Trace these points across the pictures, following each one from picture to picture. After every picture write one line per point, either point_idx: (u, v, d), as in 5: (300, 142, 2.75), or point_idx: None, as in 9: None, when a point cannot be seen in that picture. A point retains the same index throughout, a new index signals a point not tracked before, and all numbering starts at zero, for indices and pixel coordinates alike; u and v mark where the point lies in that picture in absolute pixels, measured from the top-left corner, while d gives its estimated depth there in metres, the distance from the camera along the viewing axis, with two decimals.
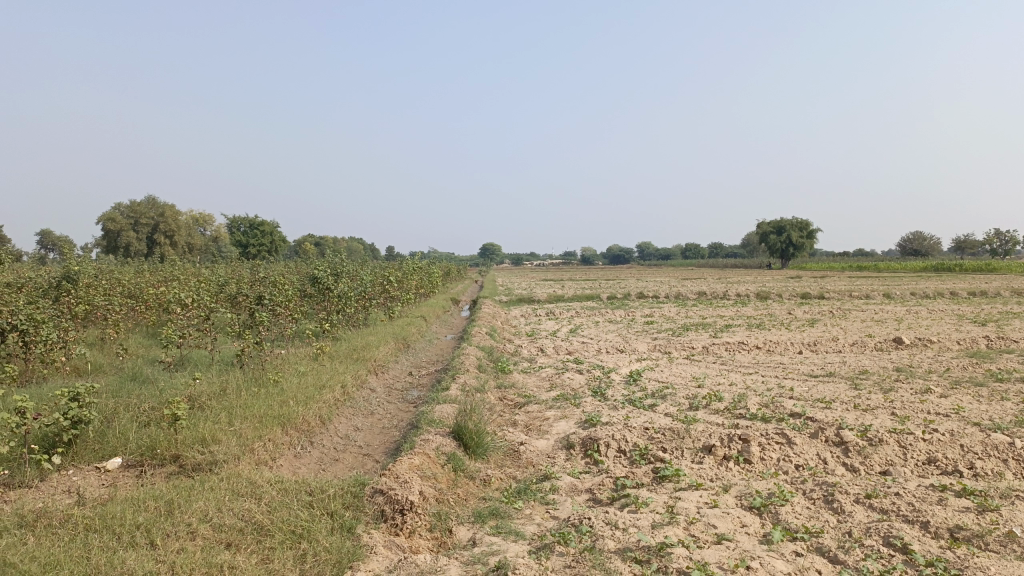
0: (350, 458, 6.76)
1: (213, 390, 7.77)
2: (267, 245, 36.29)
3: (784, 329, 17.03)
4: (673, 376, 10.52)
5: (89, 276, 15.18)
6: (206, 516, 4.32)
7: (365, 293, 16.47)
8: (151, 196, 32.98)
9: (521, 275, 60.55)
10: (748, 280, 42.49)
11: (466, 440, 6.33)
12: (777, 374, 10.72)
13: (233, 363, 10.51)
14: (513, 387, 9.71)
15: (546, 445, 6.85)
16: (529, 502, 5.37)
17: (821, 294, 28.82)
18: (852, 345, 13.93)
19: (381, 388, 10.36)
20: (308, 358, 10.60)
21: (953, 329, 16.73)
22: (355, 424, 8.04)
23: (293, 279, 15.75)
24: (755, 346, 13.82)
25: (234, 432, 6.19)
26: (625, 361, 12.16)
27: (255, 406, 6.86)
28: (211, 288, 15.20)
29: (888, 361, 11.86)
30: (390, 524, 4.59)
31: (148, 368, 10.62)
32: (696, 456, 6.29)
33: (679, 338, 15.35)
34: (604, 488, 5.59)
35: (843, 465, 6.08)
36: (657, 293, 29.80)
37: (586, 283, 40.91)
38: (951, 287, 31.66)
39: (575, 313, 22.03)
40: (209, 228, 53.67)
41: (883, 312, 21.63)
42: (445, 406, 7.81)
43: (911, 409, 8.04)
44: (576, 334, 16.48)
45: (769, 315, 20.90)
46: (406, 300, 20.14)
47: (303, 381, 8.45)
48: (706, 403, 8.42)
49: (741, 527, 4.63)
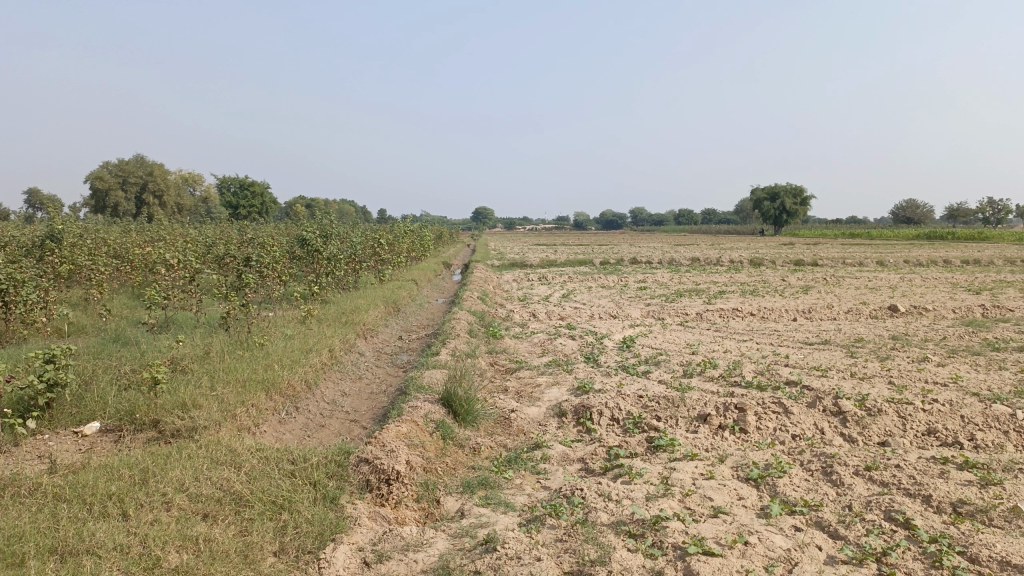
0: (336, 424, 6.60)
1: (196, 353, 7.56)
2: (258, 206, 35.89)
3: (778, 296, 16.90)
4: (667, 342, 10.37)
5: (74, 236, 14.89)
6: (182, 486, 4.14)
7: (355, 256, 16.22)
8: (140, 154, 32.42)
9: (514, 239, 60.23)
10: (742, 246, 42.32)
11: (456, 407, 6.15)
12: (771, 341, 10.60)
13: (219, 324, 10.29)
14: (504, 352, 9.54)
15: (538, 412, 6.69)
16: (520, 471, 5.22)
17: (815, 260, 28.65)
18: (846, 313, 13.81)
19: (370, 352, 10.18)
20: (296, 321, 10.39)
21: (948, 297, 16.65)
22: (342, 389, 7.85)
23: (282, 241, 15.47)
24: (749, 312, 13.69)
25: (215, 397, 5.99)
26: (618, 327, 12.00)
27: (238, 370, 6.65)
28: (198, 250, 14.93)
29: (883, 329, 11.75)
30: (375, 495, 4.43)
31: (132, 329, 10.40)
32: (691, 425, 6.13)
33: (672, 304, 15.21)
34: (597, 458, 5.44)
35: (841, 436, 5.94)
36: (650, 258, 29.63)
37: (579, 248, 40.73)
38: (944, 255, 31.58)
39: (567, 278, 21.82)
40: (198, 188, 53.10)
41: (877, 280, 21.50)
42: (435, 371, 7.62)
43: (908, 378, 7.91)
44: (569, 299, 16.32)
45: (763, 281, 20.75)
46: (396, 263, 19.87)
47: (290, 345, 8.25)
48: (701, 370, 8.27)
49: (738, 500, 4.49)
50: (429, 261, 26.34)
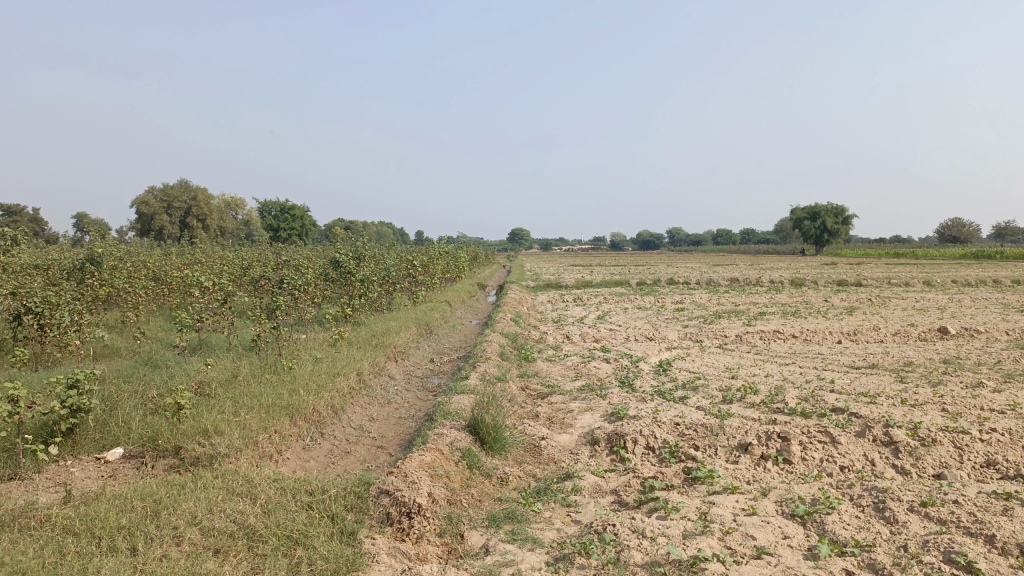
0: (362, 451, 6.42)
1: (224, 377, 7.46)
2: (297, 229, 36.29)
3: (821, 318, 16.39)
4: (705, 366, 10.03)
5: (114, 259, 15.07)
6: (195, 519, 3.99)
7: (389, 278, 16.15)
8: (183, 179, 33.02)
9: (551, 261, 60.07)
10: (783, 267, 41.58)
11: (483, 434, 5.93)
12: (815, 365, 10.18)
13: (250, 347, 10.23)
14: (537, 376, 9.29)
15: (569, 440, 6.43)
16: (549, 504, 4.97)
17: (858, 281, 27.91)
18: (893, 335, 13.30)
19: (401, 375, 10.03)
20: (326, 344, 10.28)
21: (1000, 319, 15.99)
22: (370, 414, 7.68)
23: (317, 263, 15.47)
24: (791, 335, 13.26)
25: (238, 422, 5.85)
26: (654, 349, 11.69)
27: (262, 395, 6.52)
28: (234, 273, 14.99)
29: (933, 352, 11.24)
30: (395, 529, 4.21)
31: (164, 352, 10.39)
32: (731, 455, 5.82)
33: (710, 325, 14.82)
34: (631, 490, 5.15)
35: (892, 468, 5.57)
36: (687, 279, 29.21)
37: (615, 269, 40.37)
38: (994, 275, 30.56)
39: (603, 299, 21.51)
40: (239, 211, 53.91)
41: (924, 300, 20.81)
42: (464, 396, 7.41)
43: (963, 405, 7.47)
44: (605, 321, 16.03)
45: (805, 302, 20.21)
46: (430, 285, 19.76)
47: (318, 368, 8.11)
48: (741, 396, 7.94)
49: (783, 539, 4.17)
50: (464, 283, 26.25)
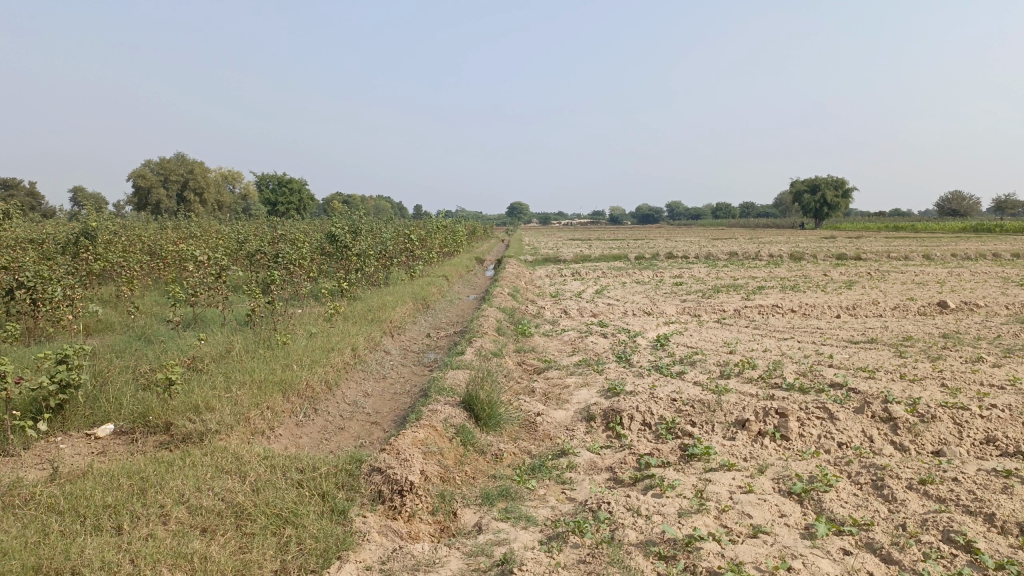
0: (355, 427, 6.36)
1: (216, 353, 7.37)
2: (295, 203, 36.06)
3: (820, 292, 16.30)
4: (703, 341, 9.96)
5: (108, 233, 14.92)
6: (182, 498, 3.92)
7: (386, 252, 16.02)
8: (180, 153, 32.71)
9: (549, 234, 59.82)
10: (782, 240, 41.45)
11: (477, 411, 5.86)
12: (814, 339, 10.11)
13: (245, 322, 10.13)
14: (533, 352, 9.21)
15: (565, 416, 6.36)
16: (544, 481, 4.91)
17: (858, 255, 27.78)
18: (893, 310, 13.22)
19: (397, 350, 9.96)
20: (322, 319, 10.18)
21: (1000, 293, 15.91)
22: (364, 389, 7.61)
23: (313, 237, 15.33)
24: (790, 309, 13.18)
25: (229, 398, 5.77)
26: (652, 324, 11.60)
27: (255, 371, 6.43)
28: (230, 248, 14.86)
29: (933, 327, 11.17)
30: (387, 507, 4.15)
31: (158, 326, 10.29)
32: (728, 431, 5.76)
33: (709, 300, 14.73)
34: (627, 467, 5.09)
35: (891, 444, 5.52)
36: (685, 253, 29.10)
37: (614, 242, 40.19)
38: (993, 248, 30.43)
39: (601, 273, 21.39)
40: (237, 185, 53.52)
41: (923, 274, 20.70)
42: (459, 372, 7.34)
43: (963, 380, 7.41)
44: (603, 295, 15.94)
45: (804, 277, 20.10)
46: (428, 259, 19.63)
47: (311, 343, 8.03)
48: (739, 371, 7.87)
49: (781, 517, 4.12)
50: (462, 257, 26.12)
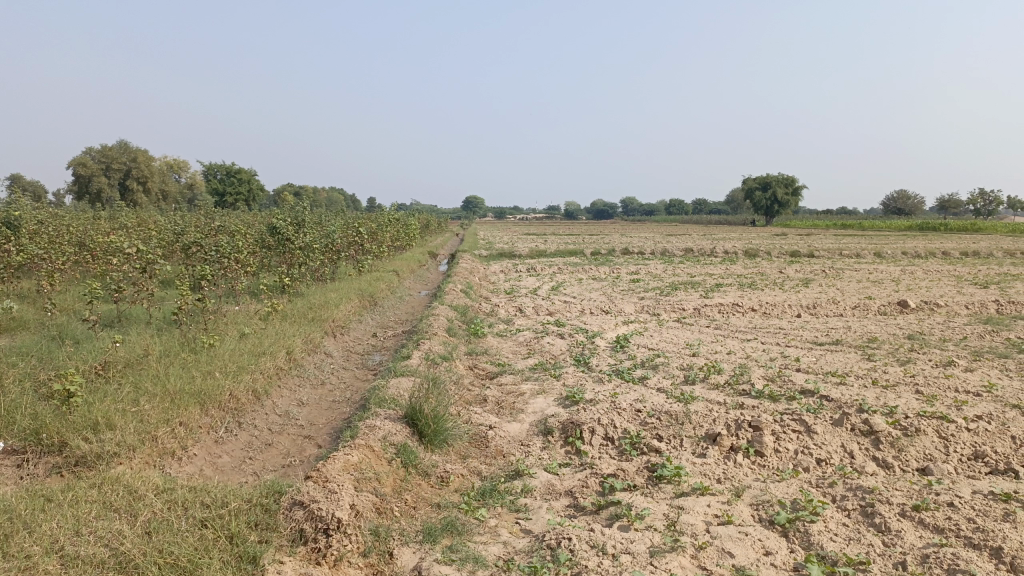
0: (285, 443, 5.71)
1: (132, 358, 6.59)
2: (244, 193, 34.76)
3: (779, 290, 16.00)
4: (664, 342, 9.47)
5: (32, 223, 13.84)
6: (55, 544, 3.22)
7: (333, 245, 15.21)
8: (121, 140, 31.15)
9: (504, 228, 59.10)
10: (735, 237, 41.54)
11: (421, 426, 5.22)
12: (778, 341, 9.71)
13: (172, 320, 9.30)
14: (486, 354, 8.59)
15: (519, 429, 5.77)
16: (496, 509, 4.32)
17: (811, 252, 27.73)
18: (854, 309, 12.95)
19: (339, 351, 9.25)
20: (258, 318, 9.41)
21: (955, 291, 15.82)
22: (299, 398, 6.91)
23: (254, 230, 14.43)
24: (751, 308, 12.80)
25: (134, 414, 5.03)
26: (611, 323, 11.09)
27: (169, 379, 5.69)
28: (165, 240, 13.88)
29: (896, 327, 10.88)
30: (309, 549, 3.51)
31: (76, 325, 9.39)
32: (698, 447, 5.24)
33: (668, 298, 14.29)
34: (589, 491, 4.52)
35: (873, 461, 5.06)
36: (641, 248, 28.76)
37: (569, 238, 39.78)
38: (941, 247, 30.77)
39: (557, 269, 20.85)
40: (183, 174, 51.79)
41: (878, 272, 20.66)
42: (403, 379, 6.68)
43: (938, 387, 7.03)
44: (559, 292, 15.39)
45: (761, 274, 19.88)
46: (378, 254, 18.82)
47: (241, 346, 7.27)
48: (704, 376, 7.38)
49: (766, 556, 3.59)
50: (415, 251, 25.38)
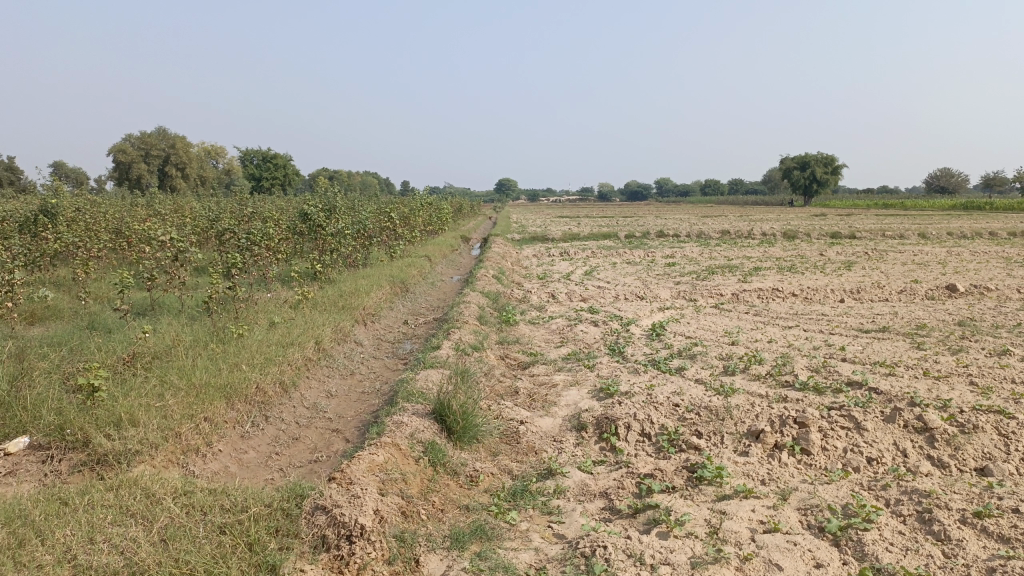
0: (313, 437, 5.58)
1: (161, 349, 6.51)
2: (280, 178, 34.91)
3: (819, 274, 15.54)
4: (702, 330, 9.17)
5: (69, 210, 13.91)
6: (68, 553, 3.10)
7: (365, 231, 15.10)
8: (159, 126, 31.41)
9: (537, 211, 58.71)
10: (772, 218, 40.72)
11: (450, 422, 5.04)
12: (821, 328, 9.35)
13: (203, 309, 9.24)
14: (518, 344, 8.39)
15: (552, 424, 5.57)
16: (527, 511, 4.13)
17: (852, 233, 26.99)
18: (899, 294, 12.47)
19: (369, 340, 9.12)
20: (288, 306, 9.31)
21: (1006, 274, 15.20)
22: (328, 389, 6.79)
23: (285, 217, 14.36)
24: (791, 294, 12.41)
25: (158, 409, 4.93)
26: (647, 310, 10.80)
27: (194, 372, 5.59)
28: (199, 226, 13.89)
29: (946, 313, 10.44)
30: (332, 557, 3.35)
31: (109, 313, 9.38)
32: (739, 444, 4.99)
33: (704, 283, 13.93)
34: (625, 493, 4.30)
35: (928, 460, 4.77)
36: (677, 231, 28.23)
37: (603, 220, 39.32)
38: (989, 227, 29.74)
39: (591, 253, 20.53)
40: (220, 160, 52.26)
41: (923, 254, 19.97)
42: (432, 371, 6.51)
43: (994, 378, 6.66)
44: (592, 277, 15.11)
45: (801, 256, 19.35)
46: (410, 239, 18.69)
47: (269, 336, 7.16)
48: (745, 367, 7.10)
49: (816, 569, 3.35)
50: (448, 235, 25.25)
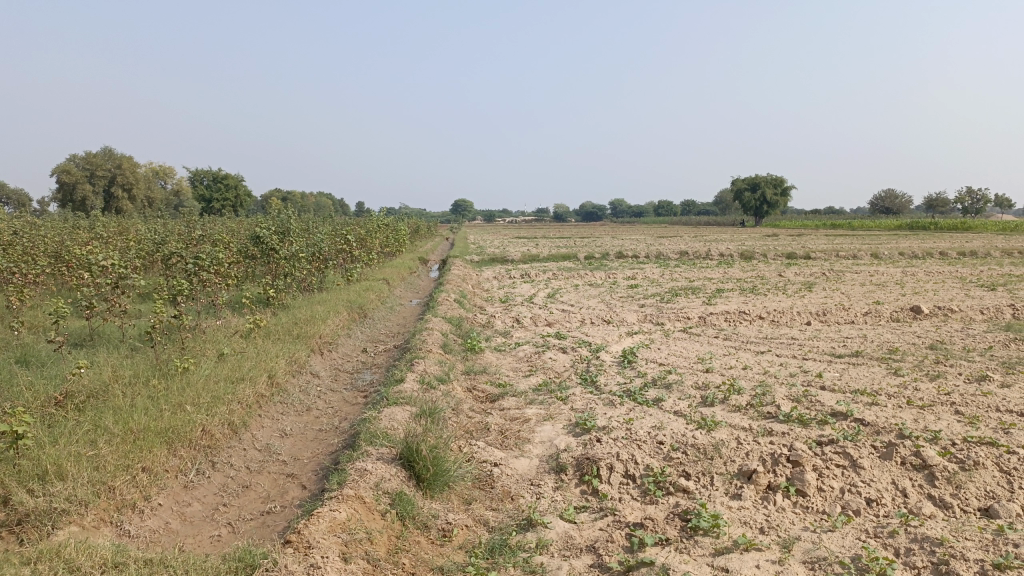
0: (265, 485, 5.08)
1: (96, 387, 5.94)
2: (232, 199, 34.02)
3: (783, 295, 15.46)
4: (674, 357, 8.87)
5: (4, 233, 13.08)
6: None
7: (320, 253, 14.54)
8: (106, 146, 30.36)
9: (494, 233, 58.49)
10: (726, 239, 41.05)
11: (418, 469, 4.60)
12: (794, 353, 9.14)
13: (146, 340, 8.61)
14: (485, 374, 7.95)
15: (527, 466, 5.16)
16: (509, 572, 3.70)
17: (808, 254, 27.25)
18: (865, 316, 12.37)
19: (326, 371, 8.60)
20: (239, 335, 8.74)
21: (964, 295, 15.29)
22: (282, 428, 6.28)
23: (237, 240, 13.73)
24: (758, 317, 12.23)
25: (90, 460, 4.38)
26: (615, 335, 10.49)
27: (132, 415, 5.04)
28: (144, 249, 13.18)
29: (915, 336, 10.32)
30: None
31: (42, 345, 8.69)
32: (731, 486, 4.65)
33: (670, 305, 13.70)
34: (614, 547, 3.91)
35: (930, 501, 4.48)
36: (636, 252, 28.19)
37: (560, 241, 39.19)
38: (937, 247, 30.36)
39: (552, 275, 20.24)
40: (169, 180, 50.99)
41: (880, 275, 20.14)
42: (396, 409, 6.05)
43: (979, 406, 6.45)
44: (556, 300, 14.79)
45: (761, 278, 19.36)
46: (367, 262, 18.14)
47: (217, 371, 6.60)
48: (724, 397, 6.79)
49: None
50: (406, 257, 24.77)
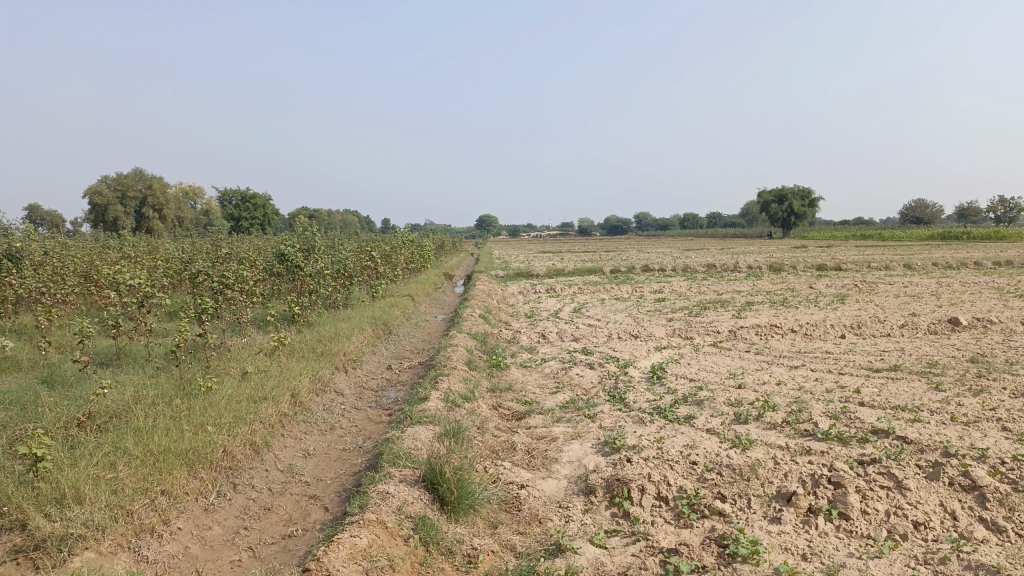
0: (287, 507, 4.97)
1: (118, 406, 5.87)
2: (260, 218, 34.30)
3: (814, 308, 15.12)
4: (705, 372, 8.65)
5: (34, 254, 13.20)
6: None
7: (345, 270, 14.50)
8: (137, 168, 30.78)
9: (519, 247, 58.39)
10: (754, 251, 40.57)
11: (443, 491, 4.46)
12: (829, 367, 8.87)
13: (172, 359, 8.58)
14: (511, 392, 7.79)
15: (555, 487, 4.99)
16: None
17: (838, 265, 26.78)
18: (901, 329, 12.03)
19: (351, 389, 8.50)
20: (263, 353, 8.67)
21: (1003, 306, 14.86)
22: (304, 448, 6.17)
23: (263, 258, 13.73)
24: (790, 331, 11.95)
25: (109, 483, 4.29)
26: (643, 350, 10.28)
27: (152, 436, 4.95)
28: (171, 269, 13.23)
29: (955, 348, 9.98)
30: None
31: (69, 365, 8.69)
32: (769, 509, 4.44)
33: (699, 319, 13.46)
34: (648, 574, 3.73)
35: (983, 524, 4.23)
36: (663, 265, 27.92)
37: (586, 255, 38.97)
38: (971, 257, 29.71)
39: (578, 289, 20.08)
40: (199, 200, 51.65)
41: (915, 286, 19.67)
42: (421, 428, 5.92)
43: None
44: (582, 315, 14.60)
45: (791, 290, 19.02)
46: (392, 278, 18.11)
47: (240, 390, 6.52)
48: (758, 413, 6.56)
49: None
50: (431, 272, 24.74)
